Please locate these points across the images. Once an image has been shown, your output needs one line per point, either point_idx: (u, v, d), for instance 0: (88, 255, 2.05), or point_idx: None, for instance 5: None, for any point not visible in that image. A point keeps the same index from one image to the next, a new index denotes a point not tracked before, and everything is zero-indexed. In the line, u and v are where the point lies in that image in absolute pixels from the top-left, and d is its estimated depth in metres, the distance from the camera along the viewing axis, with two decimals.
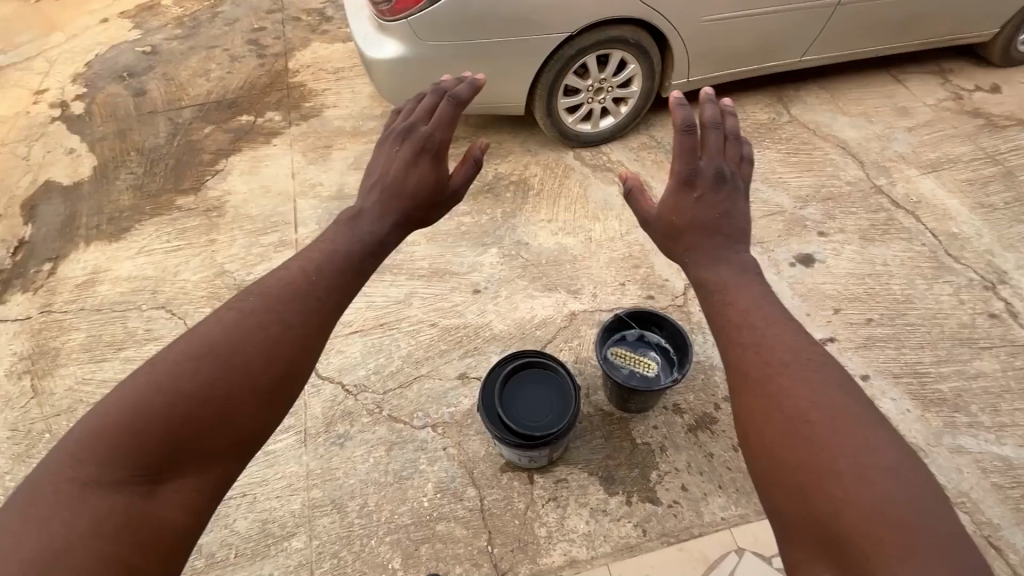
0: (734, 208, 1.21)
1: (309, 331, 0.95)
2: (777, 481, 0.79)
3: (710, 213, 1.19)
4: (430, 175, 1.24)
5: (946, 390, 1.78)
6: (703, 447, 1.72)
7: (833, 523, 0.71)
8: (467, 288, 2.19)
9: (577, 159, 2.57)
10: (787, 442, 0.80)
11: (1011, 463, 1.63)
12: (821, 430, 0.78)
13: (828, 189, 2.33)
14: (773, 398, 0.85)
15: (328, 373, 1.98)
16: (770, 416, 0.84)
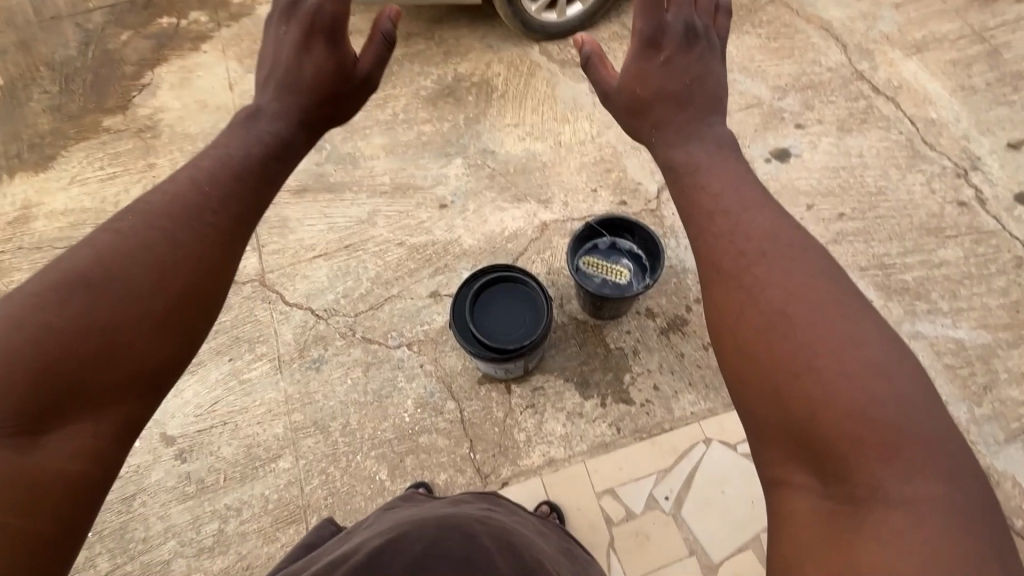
0: (703, 72, 1.17)
1: (202, 251, 0.88)
2: (752, 385, 0.78)
3: (678, 73, 1.16)
4: (330, 60, 1.19)
5: (910, 279, 1.81)
6: (675, 348, 1.76)
7: (812, 426, 0.72)
8: (432, 203, 2.09)
9: (544, 55, 2.35)
10: (766, 345, 0.78)
11: (964, 345, 1.70)
12: (803, 330, 0.77)
13: (809, 77, 2.20)
14: (751, 298, 0.83)
15: (295, 299, 1.93)
16: (746, 318, 0.81)
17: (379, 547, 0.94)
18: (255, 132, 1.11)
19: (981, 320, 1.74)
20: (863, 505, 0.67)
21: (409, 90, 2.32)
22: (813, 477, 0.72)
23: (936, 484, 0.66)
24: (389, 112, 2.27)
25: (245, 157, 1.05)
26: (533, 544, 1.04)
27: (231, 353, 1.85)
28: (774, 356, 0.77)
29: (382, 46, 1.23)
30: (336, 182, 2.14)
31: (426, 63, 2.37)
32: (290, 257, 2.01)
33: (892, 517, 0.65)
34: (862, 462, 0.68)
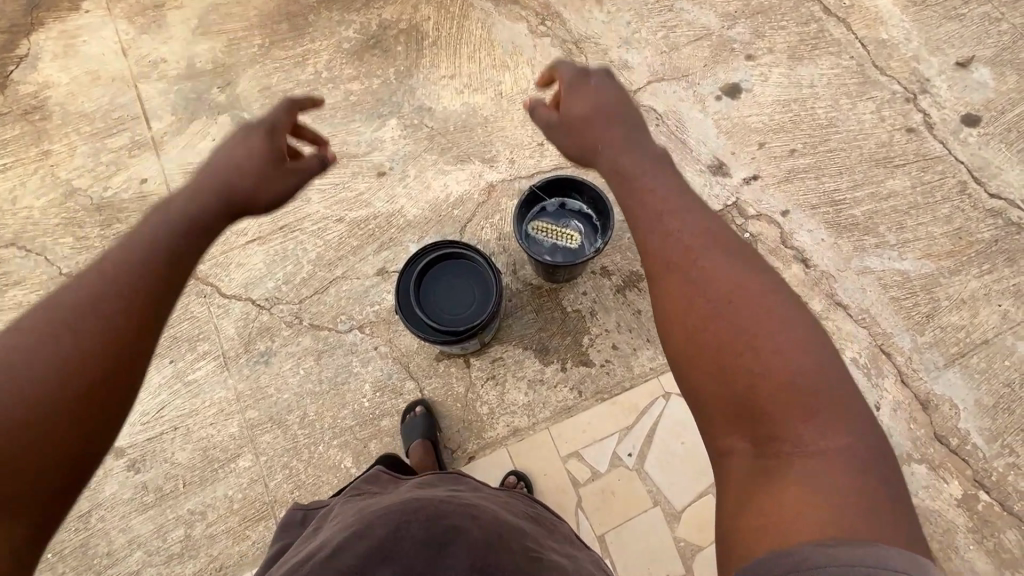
0: (615, 94, 1.03)
1: (125, 342, 0.76)
2: (687, 357, 0.76)
3: (596, 101, 1.02)
4: (257, 154, 1.02)
5: (859, 214, 1.81)
6: (631, 305, 1.74)
7: (743, 398, 0.70)
8: (369, 172, 1.94)
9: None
10: (701, 316, 0.75)
11: (909, 276, 1.73)
12: (736, 303, 0.74)
13: (758, 1, 2.07)
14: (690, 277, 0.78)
15: (233, 291, 1.80)
16: (685, 295, 0.78)
17: (346, 535, 0.92)
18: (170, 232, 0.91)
19: (926, 250, 1.76)
20: (789, 460, 0.66)
21: (331, 45, 2.09)
22: (744, 442, 0.70)
23: (851, 436, 0.66)
24: (311, 72, 2.07)
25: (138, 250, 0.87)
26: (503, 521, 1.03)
27: (171, 355, 1.74)
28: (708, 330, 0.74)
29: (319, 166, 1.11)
30: None
31: (346, 9, 2.13)
32: (221, 245, 1.86)
33: (811, 465, 0.65)
34: (788, 421, 0.67)
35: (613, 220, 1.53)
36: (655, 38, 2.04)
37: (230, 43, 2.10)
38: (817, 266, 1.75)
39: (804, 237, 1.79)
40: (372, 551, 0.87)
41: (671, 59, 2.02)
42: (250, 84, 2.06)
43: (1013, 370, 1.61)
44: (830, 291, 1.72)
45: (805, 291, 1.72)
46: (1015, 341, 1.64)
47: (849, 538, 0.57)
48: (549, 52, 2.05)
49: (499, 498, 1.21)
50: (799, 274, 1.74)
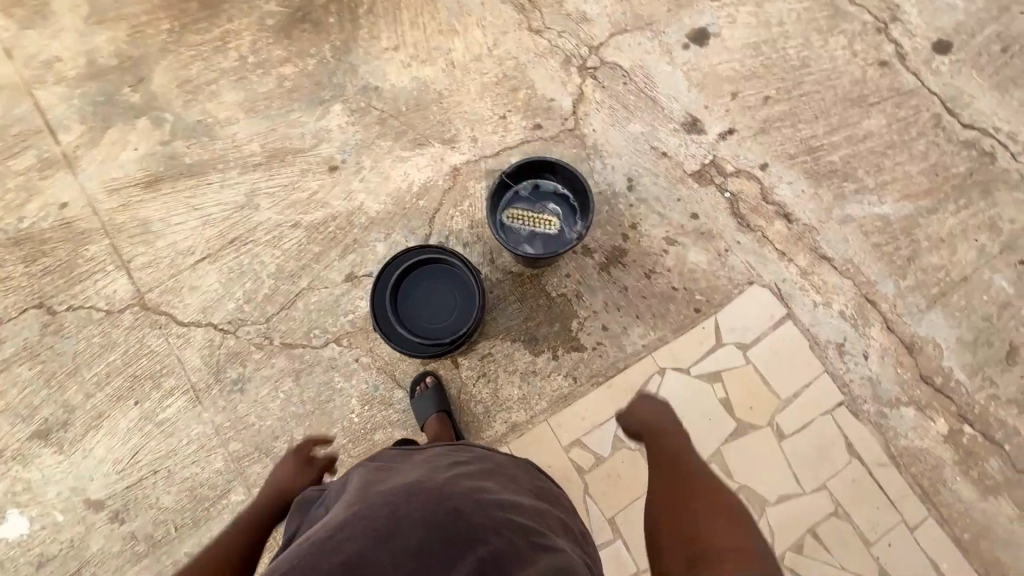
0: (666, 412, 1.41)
1: None
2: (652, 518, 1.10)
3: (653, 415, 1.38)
4: None
5: (837, 160, 1.76)
6: (617, 283, 1.68)
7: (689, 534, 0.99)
8: (320, 167, 1.77)
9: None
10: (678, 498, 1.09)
11: (890, 220, 1.71)
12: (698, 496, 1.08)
13: None
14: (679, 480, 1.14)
15: (190, 318, 1.66)
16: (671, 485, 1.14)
17: (344, 518, 0.85)
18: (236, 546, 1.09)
19: (904, 191, 1.74)
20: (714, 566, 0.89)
21: (254, 23, 1.85)
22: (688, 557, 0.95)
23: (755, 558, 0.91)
24: (236, 58, 1.83)
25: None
26: (518, 506, 0.93)
27: (134, 396, 1.61)
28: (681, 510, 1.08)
29: None
30: (195, 163, 1.76)
31: None
32: (168, 268, 1.69)
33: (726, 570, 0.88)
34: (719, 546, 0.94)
35: (593, 201, 1.44)
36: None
37: (135, 31, 1.83)
38: (799, 220, 1.71)
39: (785, 190, 1.74)
40: (370, 538, 0.80)
41: (632, 8, 1.87)
42: (166, 79, 1.82)
43: (991, 304, 1.64)
44: (814, 244, 1.69)
45: (790, 247, 1.69)
46: (992, 275, 1.66)
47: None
48: (500, 11, 1.86)
49: (516, 469, 1.10)
50: (783, 230, 1.70)
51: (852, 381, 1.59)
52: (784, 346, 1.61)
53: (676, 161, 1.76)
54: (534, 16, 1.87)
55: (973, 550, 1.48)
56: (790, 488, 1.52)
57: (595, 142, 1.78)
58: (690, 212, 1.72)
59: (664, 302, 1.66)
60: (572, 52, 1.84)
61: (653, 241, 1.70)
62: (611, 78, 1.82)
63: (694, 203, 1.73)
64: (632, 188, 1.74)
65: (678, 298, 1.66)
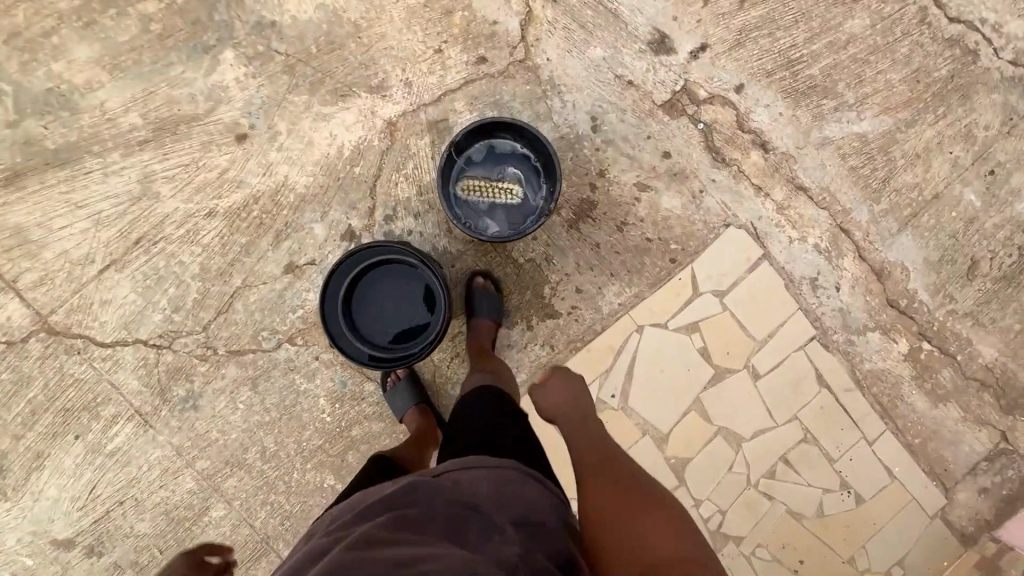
0: (585, 402, 1.39)
1: None
2: (598, 528, 0.98)
3: (571, 402, 1.37)
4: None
5: (817, 73, 1.59)
6: (588, 240, 1.55)
7: (646, 555, 0.90)
8: (224, 137, 1.45)
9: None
10: (618, 503, 1.01)
11: (867, 138, 1.60)
12: (643, 497, 1.03)
13: None
14: (624, 476, 1.09)
15: (112, 337, 1.44)
16: (615, 483, 1.07)
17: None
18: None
19: (884, 103, 1.60)
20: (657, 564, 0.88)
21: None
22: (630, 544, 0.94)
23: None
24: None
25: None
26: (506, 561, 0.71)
27: (73, 430, 1.44)
28: (620, 498, 1.03)
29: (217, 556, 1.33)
30: (62, 148, 1.41)
31: None
32: (68, 284, 1.43)
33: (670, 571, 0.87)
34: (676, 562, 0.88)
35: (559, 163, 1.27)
36: None
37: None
38: (776, 148, 1.58)
39: (761, 115, 1.57)
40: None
41: None
42: None
43: (958, 221, 1.63)
44: (791, 175, 1.58)
45: (767, 181, 1.57)
46: (963, 189, 1.62)
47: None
48: None
49: (509, 495, 0.89)
50: (759, 162, 1.57)
51: (823, 314, 1.60)
52: (759, 289, 1.57)
53: (644, 91, 1.54)
54: None
55: (921, 453, 1.63)
56: (765, 423, 1.59)
57: (551, 76, 1.52)
58: (662, 151, 1.55)
59: (639, 256, 1.55)
60: None
61: (623, 189, 1.55)
62: None
63: (665, 140, 1.55)
64: (596, 129, 1.53)
65: (653, 250, 1.55)
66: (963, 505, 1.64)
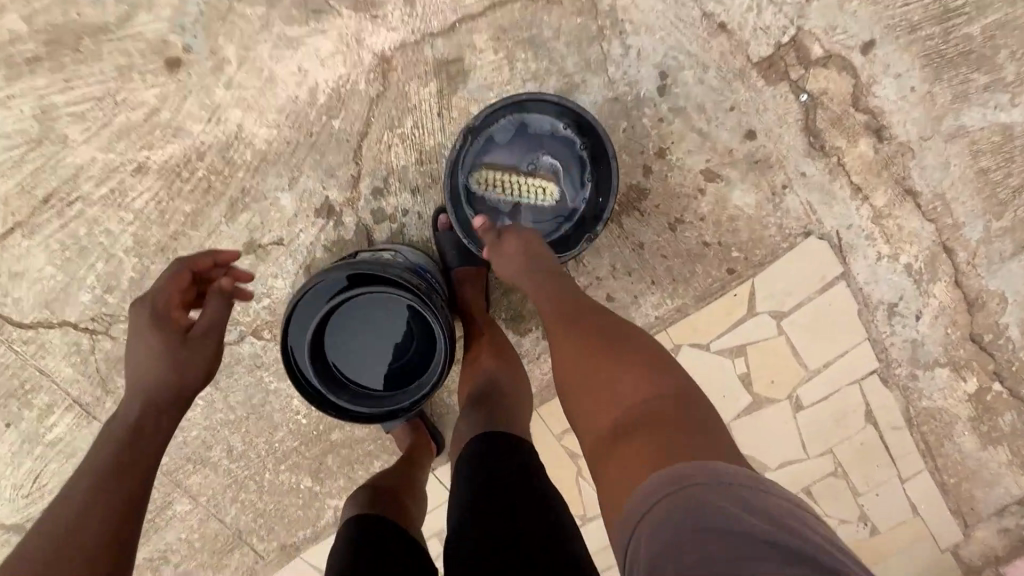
0: (542, 251, 0.96)
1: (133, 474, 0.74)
2: (569, 402, 0.79)
3: (521, 257, 0.93)
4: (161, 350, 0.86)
5: (975, 34, 1.16)
6: (631, 238, 1.23)
7: (617, 421, 0.70)
8: (149, 62, 1.04)
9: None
10: (581, 367, 0.77)
11: (1012, 133, 1.22)
12: (610, 348, 0.77)
13: None
14: (592, 327, 0.80)
15: (33, 317, 1.16)
16: (576, 338, 0.80)
17: None
18: (131, 367, 0.86)
19: None
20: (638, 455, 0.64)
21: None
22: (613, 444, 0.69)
23: (718, 452, 0.62)
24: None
25: (121, 448, 0.76)
26: None
27: (2, 417, 1.23)
28: (588, 360, 0.77)
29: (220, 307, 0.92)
30: None
31: None
32: None
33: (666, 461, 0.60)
34: (660, 421, 0.66)
35: (615, 156, 0.97)
36: None
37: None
38: (893, 138, 1.19)
39: (887, 88, 1.16)
40: None
41: None
42: None
43: None
44: (902, 174, 1.22)
45: (870, 180, 1.22)
46: None
47: (680, 480, 0.57)
48: None
49: None
50: (866, 153, 1.20)
51: (892, 345, 1.35)
52: (827, 313, 1.30)
53: (739, 41, 1.10)
54: None
55: (954, 493, 1.48)
56: (796, 456, 1.42)
57: (612, 7, 1.08)
58: (745, 129, 1.16)
59: (690, 262, 1.24)
60: None
61: (685, 176, 1.19)
62: None
63: (753, 113, 1.15)
64: (664, 90, 1.12)
65: (709, 257, 1.24)
66: (987, 550, 1.51)
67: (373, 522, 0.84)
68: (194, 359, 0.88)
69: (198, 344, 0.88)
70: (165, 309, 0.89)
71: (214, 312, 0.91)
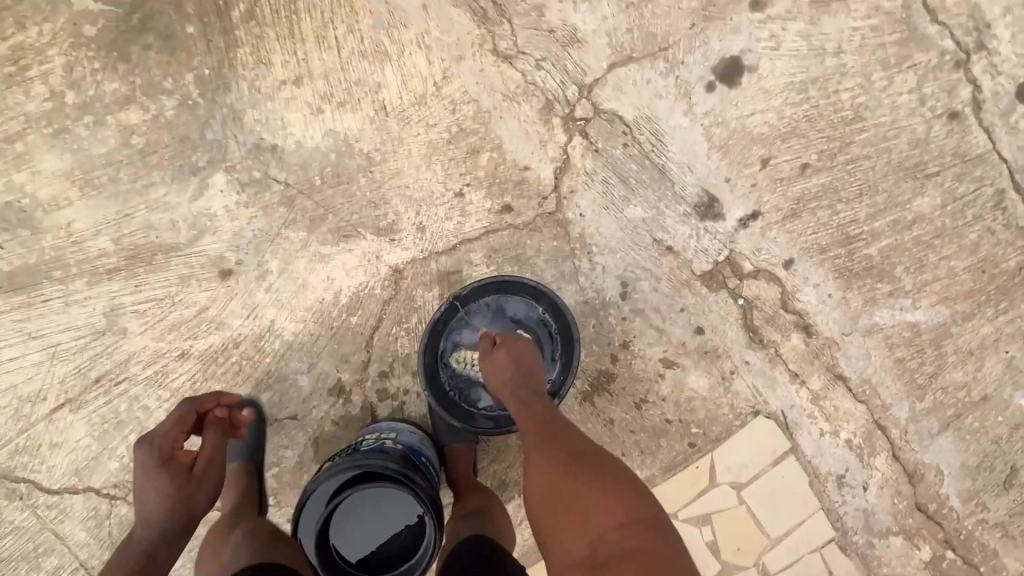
0: (529, 364, 1.14)
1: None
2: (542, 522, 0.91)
3: (514, 378, 1.09)
4: (167, 487, 1.03)
5: (874, 253, 1.43)
6: (602, 415, 1.40)
7: (592, 548, 0.83)
8: (206, 272, 1.27)
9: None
10: (563, 493, 0.89)
11: (919, 330, 1.46)
12: (591, 473, 0.90)
13: None
14: (571, 453, 0.94)
15: (61, 483, 1.28)
16: (559, 462, 0.93)
17: None
18: (138, 505, 1.02)
19: (942, 293, 1.45)
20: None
21: (91, 37, 1.20)
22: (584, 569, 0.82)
23: None
24: (58, 96, 1.20)
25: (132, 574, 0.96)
26: None
27: None
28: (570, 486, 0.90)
29: (218, 440, 1.10)
30: (17, 271, 1.23)
31: None
32: (15, 421, 1.26)
33: None
34: (642, 552, 0.80)
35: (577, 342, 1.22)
36: None
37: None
38: (820, 333, 1.43)
39: (809, 295, 1.42)
40: None
41: (641, 20, 1.31)
42: None
43: (1002, 424, 1.49)
44: (831, 363, 1.44)
45: (805, 367, 1.43)
46: (1013, 392, 1.48)
47: None
48: (452, 21, 1.27)
49: None
50: (799, 346, 1.42)
51: (845, 514, 1.47)
52: (781, 484, 1.44)
53: (685, 259, 1.37)
54: (501, 29, 1.28)
55: None
56: None
57: (582, 234, 1.34)
58: (695, 326, 1.39)
59: (655, 437, 1.41)
60: (555, 93, 1.31)
61: (647, 364, 1.39)
62: (606, 135, 1.32)
63: (701, 314, 1.39)
64: (626, 296, 1.37)
65: (672, 432, 1.41)
66: None
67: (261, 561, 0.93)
68: (197, 494, 1.06)
69: (203, 480, 1.06)
70: (169, 452, 1.06)
71: (214, 444, 1.09)
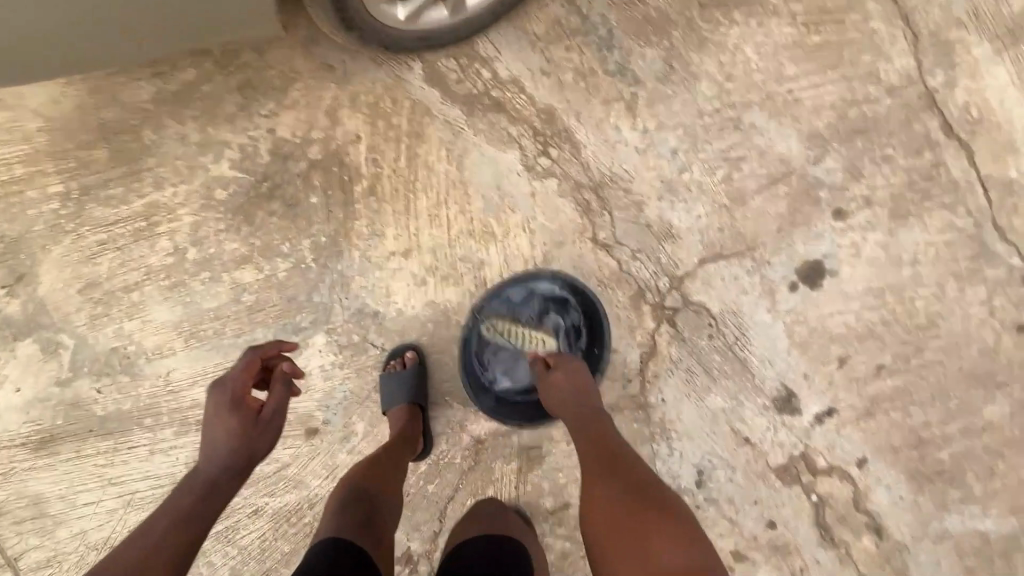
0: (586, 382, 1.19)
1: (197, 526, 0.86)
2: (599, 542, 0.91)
3: (571, 392, 1.13)
4: (231, 426, 0.93)
5: (946, 458, 1.44)
6: None
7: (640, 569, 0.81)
8: (293, 429, 1.29)
9: (432, 88, 1.32)
10: (614, 514, 0.90)
11: (989, 539, 1.44)
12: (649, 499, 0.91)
13: (855, 116, 1.44)
14: (630, 479, 0.96)
15: None
16: (619, 485, 0.94)
17: None
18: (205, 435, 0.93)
19: (1013, 503, 1.44)
20: None
21: (221, 200, 1.27)
22: None
23: None
24: (181, 252, 1.26)
25: (198, 505, 0.88)
26: None
27: None
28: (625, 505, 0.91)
29: (286, 393, 1.00)
30: (110, 416, 1.24)
31: (212, 123, 1.27)
32: (77, 567, 1.23)
33: None
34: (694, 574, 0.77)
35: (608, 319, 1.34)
36: (706, 185, 1.39)
37: (10, 188, 1.24)
38: (890, 536, 1.41)
39: (881, 495, 1.41)
40: None
41: (731, 220, 1.39)
42: (63, 279, 1.25)
43: None
44: (901, 568, 1.41)
45: (875, 570, 1.40)
46: None
47: None
48: (556, 209, 1.35)
49: None
50: (870, 547, 1.40)
51: None
52: None
53: (761, 451, 1.38)
54: (601, 219, 1.36)
55: None
56: None
57: (661, 418, 1.37)
58: (767, 519, 1.38)
59: None
60: (647, 282, 1.36)
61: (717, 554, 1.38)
62: (693, 326, 1.37)
63: (773, 506, 1.38)
64: (700, 483, 1.37)
65: None
66: None
67: (342, 547, 0.87)
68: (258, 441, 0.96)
69: (266, 432, 0.96)
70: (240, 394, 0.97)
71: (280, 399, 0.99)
